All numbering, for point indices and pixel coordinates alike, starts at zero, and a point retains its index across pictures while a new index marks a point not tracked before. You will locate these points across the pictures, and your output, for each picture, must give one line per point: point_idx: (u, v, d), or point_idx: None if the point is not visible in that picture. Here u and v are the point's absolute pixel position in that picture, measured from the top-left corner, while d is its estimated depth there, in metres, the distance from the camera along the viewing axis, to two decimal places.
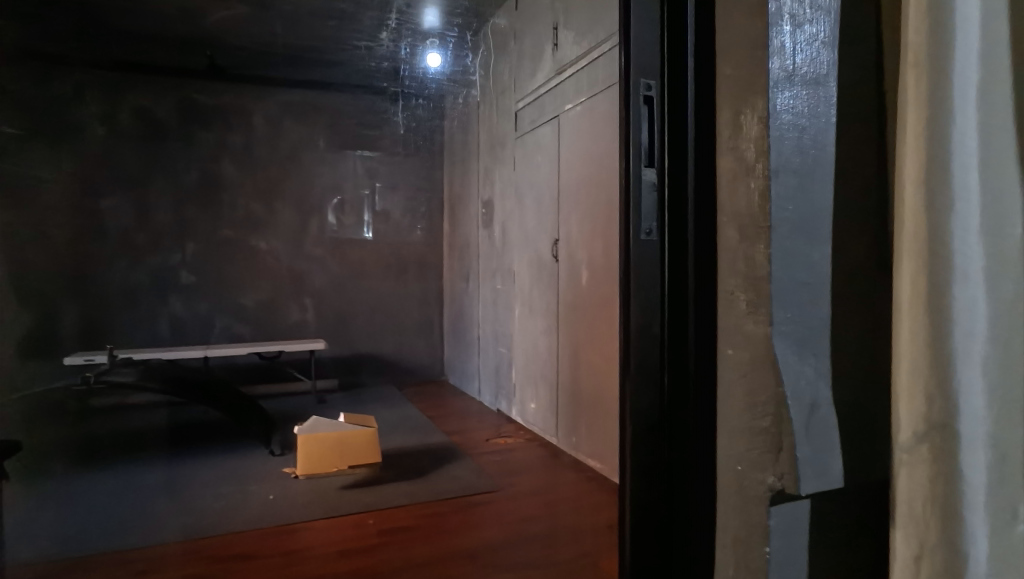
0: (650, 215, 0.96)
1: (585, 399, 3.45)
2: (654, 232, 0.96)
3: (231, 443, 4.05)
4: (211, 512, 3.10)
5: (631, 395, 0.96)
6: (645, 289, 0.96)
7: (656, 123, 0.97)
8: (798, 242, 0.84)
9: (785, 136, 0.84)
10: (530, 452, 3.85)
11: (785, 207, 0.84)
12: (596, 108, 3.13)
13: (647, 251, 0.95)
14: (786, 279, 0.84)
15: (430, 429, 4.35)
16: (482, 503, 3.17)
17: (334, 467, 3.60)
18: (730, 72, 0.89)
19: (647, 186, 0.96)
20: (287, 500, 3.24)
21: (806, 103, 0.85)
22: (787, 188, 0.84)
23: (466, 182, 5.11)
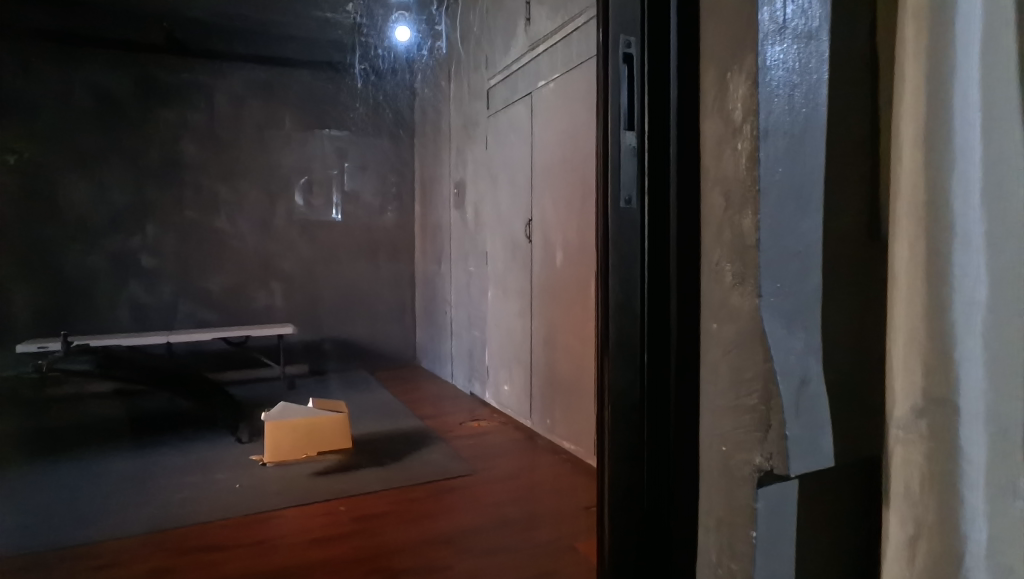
0: (630, 183, 0.90)
1: (560, 381, 3.41)
2: (634, 201, 0.91)
3: (196, 432, 3.92)
4: (175, 503, 2.98)
5: (609, 373, 0.91)
6: (624, 259, 0.90)
7: (636, 84, 0.91)
8: (787, 208, 0.79)
9: (774, 95, 0.78)
10: (505, 435, 3.81)
11: (774, 170, 0.78)
12: (570, 85, 3.06)
13: (625, 222, 0.90)
14: (775, 247, 0.78)
15: (403, 414, 4.27)
16: (457, 488, 3.11)
17: (304, 454, 3.50)
18: (715, 25, 0.83)
19: (627, 152, 0.90)
20: (254, 489, 3.14)
21: (796, 59, 0.80)
22: (777, 151, 0.78)
23: (438, 162, 4.99)
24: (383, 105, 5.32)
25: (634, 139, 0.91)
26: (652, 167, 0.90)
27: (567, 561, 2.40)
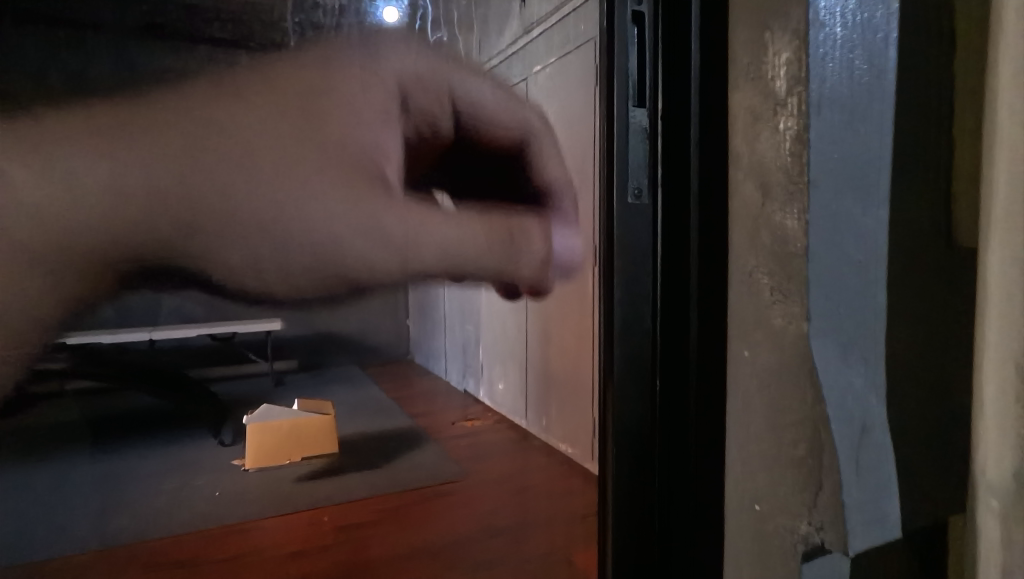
0: (639, 171, 0.75)
1: (556, 378, 3.27)
2: (643, 195, 0.75)
3: (178, 435, 3.80)
4: (149, 510, 2.82)
5: (614, 403, 0.77)
6: (630, 266, 0.75)
7: (646, 44, 0.74)
8: (840, 212, 0.63)
9: (826, 57, 0.62)
10: (498, 435, 3.64)
11: (829, 156, 0.62)
12: (569, 68, 2.88)
13: (632, 220, 0.75)
14: (826, 258, 0.63)
15: (394, 412, 4.10)
16: (446, 494, 2.94)
17: (286, 459, 3.27)
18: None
19: (636, 134, 0.75)
20: (233, 495, 2.97)
21: (854, 13, 0.64)
22: (831, 128, 0.62)
23: None
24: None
25: (645, 117, 0.75)
26: (667, 151, 0.74)
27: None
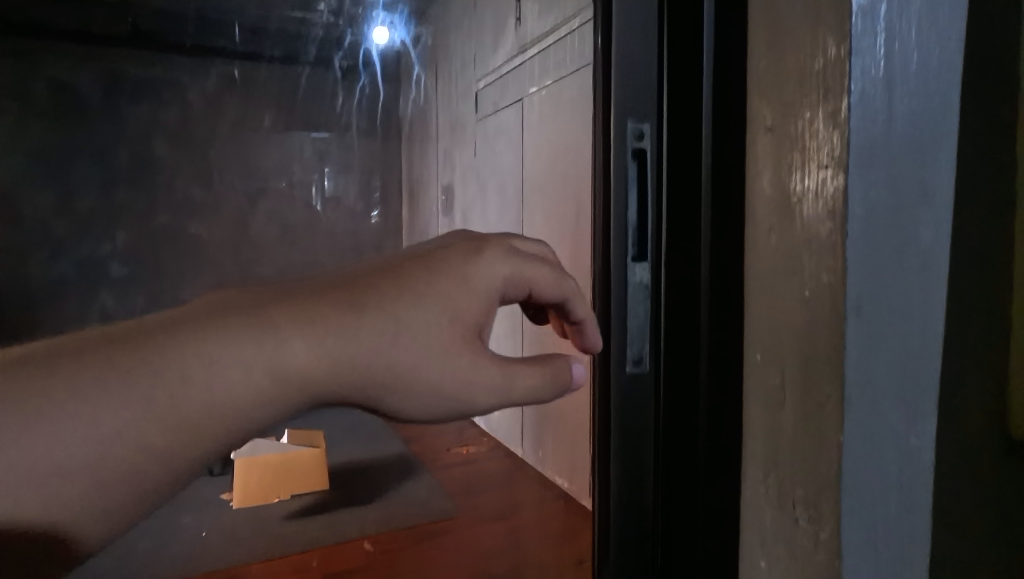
0: (641, 337, 0.66)
1: (551, 412, 2.80)
2: (646, 361, 0.67)
3: None
4: (127, 555, 2.40)
5: (608, 545, 0.68)
6: (631, 426, 0.67)
7: (651, 184, 0.65)
8: (864, 440, 0.53)
9: (878, 236, 0.52)
10: (496, 462, 3.18)
11: (869, 371, 0.53)
12: (563, 94, 2.58)
13: (633, 389, 0.67)
14: (861, 487, 0.54)
15: (389, 435, 3.64)
16: (442, 535, 2.55)
17: (275, 497, 2.89)
18: (767, 129, 0.59)
19: (639, 300, 0.66)
20: (222, 537, 2.57)
21: (888, 177, 0.51)
22: (864, 335, 0.52)
23: (425, 162, 4.18)
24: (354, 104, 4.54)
25: (649, 279, 0.66)
26: (671, 316, 0.65)
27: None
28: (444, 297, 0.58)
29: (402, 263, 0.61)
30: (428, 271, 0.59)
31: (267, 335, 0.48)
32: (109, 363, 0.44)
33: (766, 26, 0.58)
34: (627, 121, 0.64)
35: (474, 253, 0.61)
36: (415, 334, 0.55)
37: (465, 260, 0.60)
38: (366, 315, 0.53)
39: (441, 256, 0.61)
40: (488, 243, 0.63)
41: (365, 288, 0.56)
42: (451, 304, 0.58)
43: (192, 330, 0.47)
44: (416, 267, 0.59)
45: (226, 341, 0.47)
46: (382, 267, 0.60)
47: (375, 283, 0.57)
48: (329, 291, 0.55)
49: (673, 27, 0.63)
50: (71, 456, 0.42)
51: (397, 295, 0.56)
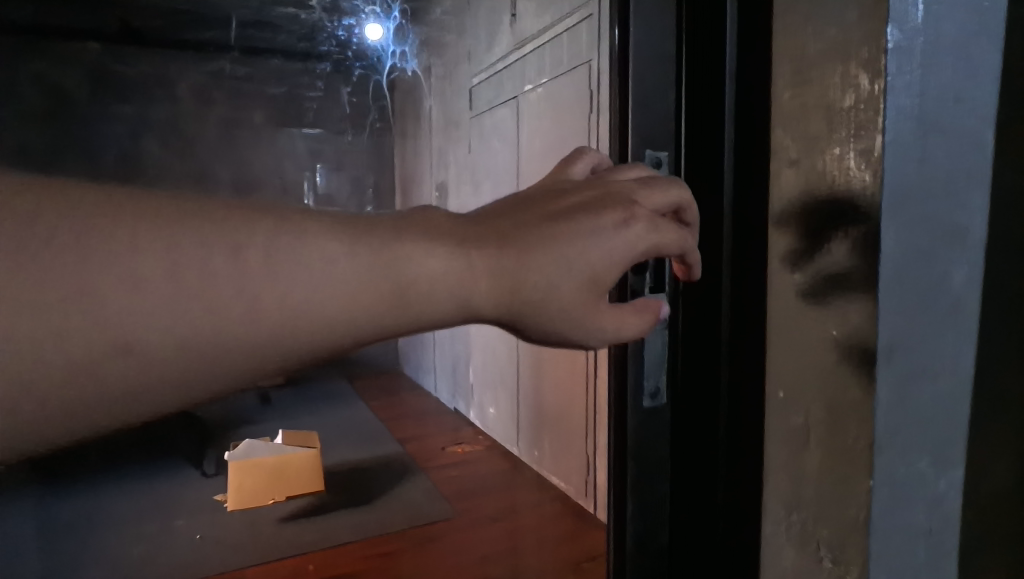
0: (657, 369, 0.63)
1: (550, 414, 2.74)
2: (661, 395, 0.64)
3: (156, 462, 3.12)
4: (116, 558, 2.27)
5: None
6: (648, 461, 0.64)
7: None
8: (896, 477, 0.52)
9: (907, 272, 0.51)
10: (493, 464, 3.09)
11: (898, 408, 0.52)
12: (560, 90, 2.51)
13: (649, 425, 0.63)
14: (890, 525, 0.53)
15: (382, 435, 3.55)
16: (440, 539, 2.42)
17: (271, 499, 2.73)
18: (790, 163, 0.55)
19: (655, 333, 0.62)
20: (218, 541, 2.40)
21: (916, 212, 0.50)
22: (893, 374, 0.51)
23: (418, 159, 4.14)
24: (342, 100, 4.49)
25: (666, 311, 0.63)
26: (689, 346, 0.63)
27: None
28: (590, 250, 0.48)
29: (543, 197, 0.52)
30: (585, 213, 0.50)
31: (420, 253, 0.43)
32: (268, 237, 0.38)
33: (792, 62, 0.55)
34: (645, 149, 0.61)
35: (628, 212, 0.50)
36: (553, 293, 0.47)
37: (616, 217, 0.50)
38: (515, 261, 0.46)
39: (590, 200, 0.51)
40: (634, 189, 0.53)
41: (514, 226, 0.48)
42: (592, 260, 0.48)
43: (346, 230, 0.41)
44: (556, 201, 0.51)
45: (369, 247, 0.41)
46: (525, 202, 0.51)
47: (512, 221, 0.49)
48: (475, 227, 0.47)
49: (692, 49, 0.60)
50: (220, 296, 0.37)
51: (552, 241, 0.47)
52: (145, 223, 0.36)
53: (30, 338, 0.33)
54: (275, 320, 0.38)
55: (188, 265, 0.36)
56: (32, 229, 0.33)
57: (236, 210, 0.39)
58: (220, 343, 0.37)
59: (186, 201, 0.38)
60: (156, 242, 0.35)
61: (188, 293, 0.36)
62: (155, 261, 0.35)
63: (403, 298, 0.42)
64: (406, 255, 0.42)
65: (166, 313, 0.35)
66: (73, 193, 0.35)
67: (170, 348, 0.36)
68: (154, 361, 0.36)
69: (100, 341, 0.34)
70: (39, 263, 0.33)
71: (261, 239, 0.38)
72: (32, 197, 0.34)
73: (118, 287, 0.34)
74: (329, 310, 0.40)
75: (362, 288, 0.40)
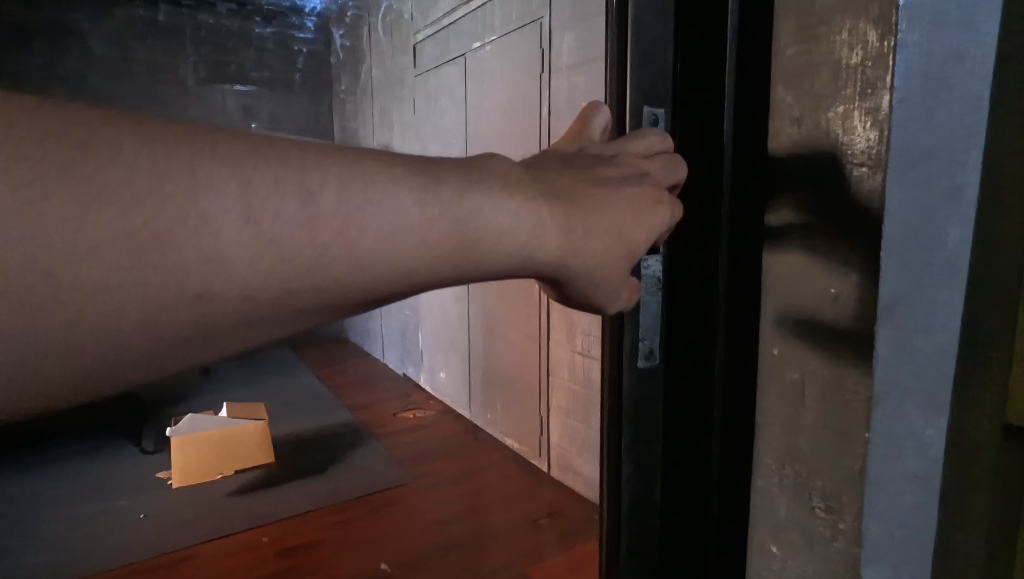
0: (653, 330, 0.59)
1: (503, 376, 2.74)
2: (656, 355, 0.60)
3: (88, 441, 2.94)
4: (52, 544, 2.13)
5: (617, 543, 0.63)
6: (644, 427, 0.61)
7: None
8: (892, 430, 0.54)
9: (913, 231, 0.51)
10: (446, 426, 3.10)
11: (897, 366, 0.53)
12: (509, 49, 2.43)
13: (645, 388, 0.60)
14: (882, 477, 0.55)
15: (331, 403, 3.48)
16: (398, 503, 2.40)
17: (218, 474, 2.61)
18: (794, 121, 0.61)
19: (651, 292, 0.59)
20: (166, 519, 2.30)
21: (924, 172, 0.50)
22: (893, 332, 0.53)
23: (359, 119, 3.95)
24: (276, 49, 4.09)
25: (660, 269, 0.58)
26: (684, 306, 0.61)
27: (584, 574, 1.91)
28: (630, 224, 0.46)
29: (584, 159, 0.48)
30: (630, 182, 0.48)
31: (495, 200, 0.39)
32: (302, 195, 0.33)
33: (798, 14, 0.59)
34: (644, 105, 0.55)
35: (660, 190, 0.49)
36: (597, 246, 0.45)
37: (654, 192, 0.49)
38: (582, 218, 0.43)
39: (630, 170, 0.49)
40: (658, 168, 0.51)
41: (575, 182, 0.45)
42: (633, 227, 0.47)
43: (425, 180, 0.37)
44: (601, 167, 0.47)
45: (439, 197, 0.37)
46: (557, 159, 0.47)
47: (563, 179, 0.44)
48: (532, 181, 0.42)
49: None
50: (274, 261, 0.32)
51: (605, 204, 0.45)
52: (213, 157, 0.31)
53: (78, 276, 0.29)
54: (339, 275, 0.34)
55: (243, 226, 0.31)
56: (98, 161, 0.29)
57: (306, 148, 0.35)
58: (283, 294, 0.33)
59: (251, 137, 0.34)
60: (226, 177, 0.31)
61: (256, 243, 0.32)
62: (240, 213, 0.31)
63: (468, 248, 0.38)
64: (480, 206, 0.38)
65: (236, 261, 0.31)
66: (132, 120, 0.31)
67: (243, 302, 0.33)
68: (215, 313, 0.32)
69: (163, 287, 0.30)
70: (95, 214, 0.29)
71: (332, 187, 0.34)
72: (94, 130, 0.30)
73: (231, 227, 0.31)
74: (394, 263, 0.36)
75: (430, 245, 0.36)
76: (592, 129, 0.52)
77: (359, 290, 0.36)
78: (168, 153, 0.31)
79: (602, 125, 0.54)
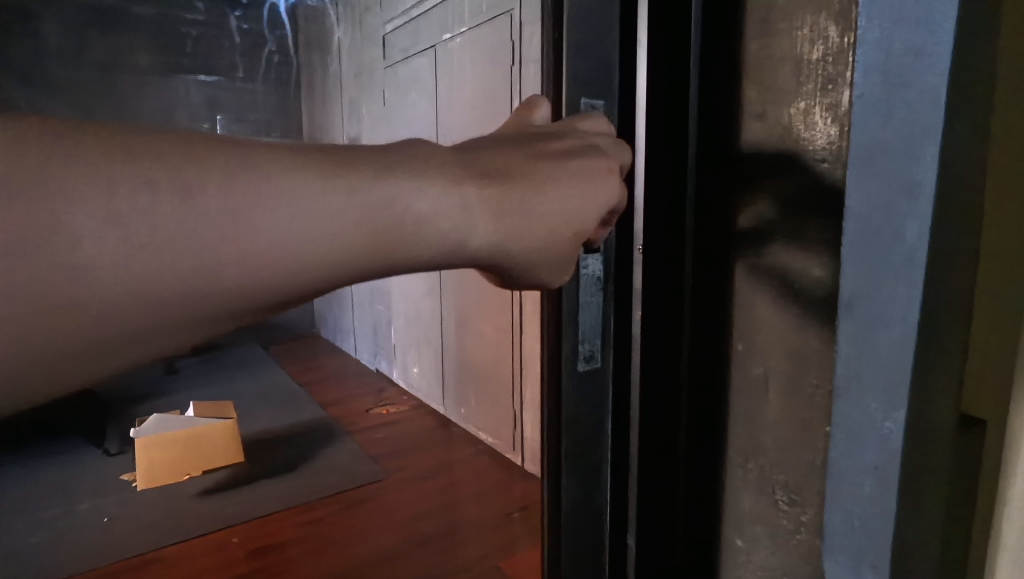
0: (593, 332, 0.64)
1: (477, 371, 2.73)
2: (596, 356, 0.65)
3: (48, 444, 2.85)
4: (12, 550, 2.06)
5: (559, 537, 0.67)
6: (580, 430, 0.66)
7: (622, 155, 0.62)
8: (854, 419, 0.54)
9: (870, 227, 0.52)
10: (419, 421, 3.08)
11: (854, 360, 0.54)
12: (480, 41, 2.40)
13: (585, 389, 0.65)
14: (844, 469, 0.55)
15: (301, 400, 3.43)
16: (371, 499, 2.38)
17: (186, 474, 2.55)
18: (758, 116, 0.60)
19: (590, 293, 0.63)
20: (131, 521, 2.24)
21: (884, 167, 0.50)
22: (853, 327, 0.53)
23: (328, 111, 3.87)
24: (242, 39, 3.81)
25: (600, 269, 0.63)
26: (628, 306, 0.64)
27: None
28: (573, 202, 0.46)
29: (526, 139, 0.48)
30: (572, 157, 0.48)
31: (419, 187, 0.39)
32: (173, 193, 0.32)
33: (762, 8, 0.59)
34: (581, 97, 0.59)
35: (609, 161, 0.49)
36: (539, 226, 0.45)
37: (604, 164, 0.49)
38: (517, 199, 0.43)
39: (571, 146, 0.49)
40: (607, 143, 0.52)
41: (510, 163, 0.45)
42: (574, 203, 0.47)
43: (331, 172, 0.37)
44: (548, 140, 0.48)
45: (350, 186, 0.37)
46: (503, 140, 0.47)
47: (498, 159, 0.44)
48: (462, 163, 0.42)
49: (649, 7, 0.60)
50: (145, 263, 0.32)
51: (541, 187, 0.45)
52: (73, 158, 0.31)
53: None
54: (226, 272, 0.34)
55: (109, 229, 0.31)
56: None
57: (185, 142, 0.34)
58: (162, 296, 0.33)
59: (214, 135, 0.35)
60: (86, 179, 0.31)
61: (125, 245, 0.31)
62: (106, 215, 0.31)
63: (386, 236, 0.38)
64: (396, 195, 0.38)
65: (100, 267, 0.31)
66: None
67: (117, 307, 0.32)
68: (88, 319, 0.32)
69: (22, 297, 0.30)
70: None
71: (215, 183, 0.33)
72: None
73: (95, 233, 0.31)
74: (294, 256, 0.36)
75: (345, 232, 0.37)
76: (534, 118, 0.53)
77: (271, 290, 0.36)
78: (88, 163, 0.31)
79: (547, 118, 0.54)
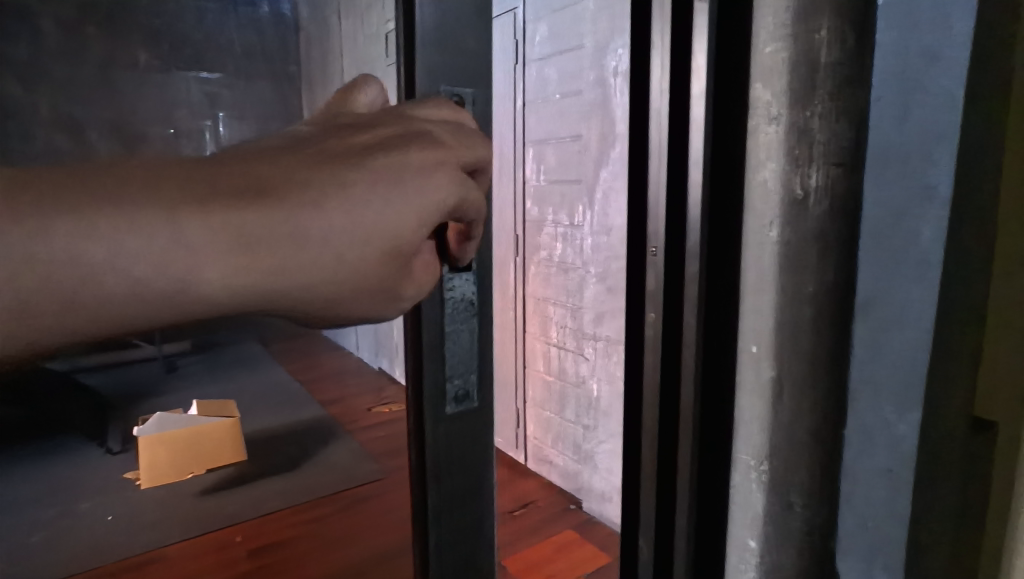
0: (467, 366, 0.48)
1: None
2: (467, 395, 0.48)
3: (48, 443, 2.84)
4: (13, 550, 2.05)
5: None
6: (449, 488, 0.48)
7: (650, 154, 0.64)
8: (868, 407, 0.60)
9: (884, 232, 0.57)
10: None
11: (870, 353, 0.59)
12: None
13: (456, 438, 0.48)
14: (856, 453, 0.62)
15: (302, 399, 3.42)
16: (373, 498, 2.37)
17: (189, 473, 2.54)
18: (771, 119, 0.58)
19: (459, 321, 0.47)
20: (131, 521, 2.23)
21: (897, 177, 0.56)
22: (870, 322, 0.59)
23: None
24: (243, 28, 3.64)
25: (474, 293, 0.47)
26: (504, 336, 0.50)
27: (558, 564, 1.92)
28: (374, 211, 0.34)
29: (322, 137, 0.36)
30: (379, 154, 0.35)
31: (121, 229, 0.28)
32: None
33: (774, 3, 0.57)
34: (440, 84, 0.43)
35: (440, 152, 0.36)
36: (324, 252, 0.32)
37: (425, 158, 0.35)
38: (272, 221, 0.31)
39: (378, 140, 0.36)
40: (446, 133, 0.38)
41: (278, 175, 0.32)
42: (376, 221, 0.34)
43: None
44: (350, 139, 0.36)
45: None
46: (281, 147, 0.35)
47: (259, 170, 0.32)
48: (179, 180, 0.29)
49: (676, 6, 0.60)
50: None
51: (326, 200, 0.32)
52: None
53: None
54: None
55: None
56: None
57: None
58: None
59: None
60: None
61: None
62: None
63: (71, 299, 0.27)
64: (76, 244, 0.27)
65: None
66: None
67: None
68: None
69: None
70: None
71: None
72: None
73: None
74: None
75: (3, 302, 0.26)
76: (353, 108, 0.40)
77: None
78: None
79: (376, 104, 0.41)
